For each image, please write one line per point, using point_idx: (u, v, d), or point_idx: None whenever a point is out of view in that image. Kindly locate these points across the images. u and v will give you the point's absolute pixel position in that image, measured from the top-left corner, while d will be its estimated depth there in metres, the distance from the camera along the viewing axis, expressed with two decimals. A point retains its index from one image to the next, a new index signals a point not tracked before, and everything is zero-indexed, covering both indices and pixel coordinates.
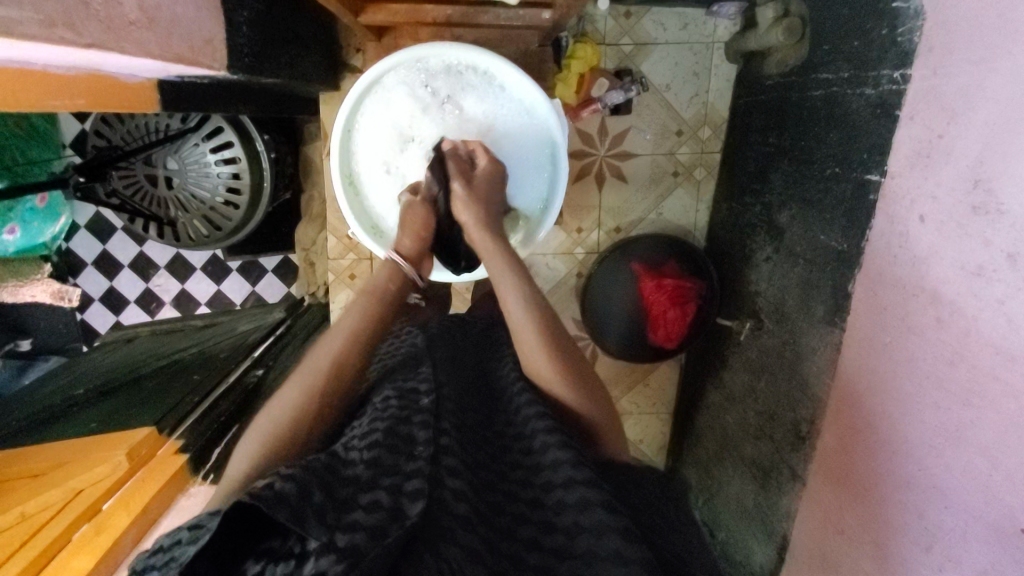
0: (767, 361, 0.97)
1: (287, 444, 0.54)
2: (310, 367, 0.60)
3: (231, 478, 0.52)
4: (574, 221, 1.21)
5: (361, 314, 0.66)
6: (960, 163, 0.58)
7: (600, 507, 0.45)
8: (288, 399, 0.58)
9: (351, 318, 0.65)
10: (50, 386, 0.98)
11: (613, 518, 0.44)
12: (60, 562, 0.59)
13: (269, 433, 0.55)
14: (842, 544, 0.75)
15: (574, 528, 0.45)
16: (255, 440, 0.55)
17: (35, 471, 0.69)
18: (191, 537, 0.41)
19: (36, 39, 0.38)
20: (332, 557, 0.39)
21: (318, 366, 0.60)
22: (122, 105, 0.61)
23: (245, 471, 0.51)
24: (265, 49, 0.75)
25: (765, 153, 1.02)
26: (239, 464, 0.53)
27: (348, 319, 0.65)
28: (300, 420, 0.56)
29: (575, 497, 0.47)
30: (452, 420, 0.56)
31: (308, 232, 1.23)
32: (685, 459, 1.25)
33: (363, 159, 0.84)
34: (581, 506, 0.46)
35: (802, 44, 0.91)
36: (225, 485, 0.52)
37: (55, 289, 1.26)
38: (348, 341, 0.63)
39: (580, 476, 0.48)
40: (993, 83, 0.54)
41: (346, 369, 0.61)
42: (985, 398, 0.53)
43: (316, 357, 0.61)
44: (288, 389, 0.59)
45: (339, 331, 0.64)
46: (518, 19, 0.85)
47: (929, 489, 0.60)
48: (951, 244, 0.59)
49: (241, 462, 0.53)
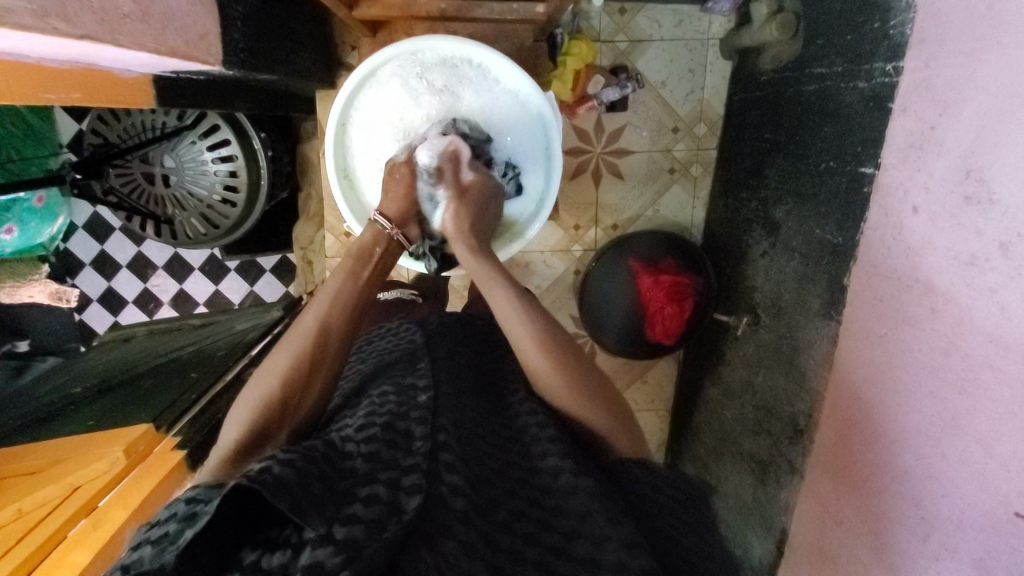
0: (764, 355, 0.97)
1: (276, 416, 0.56)
2: (291, 340, 0.61)
3: (225, 449, 0.54)
4: (571, 218, 1.21)
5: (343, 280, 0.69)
6: (952, 155, 0.58)
7: (603, 515, 0.46)
8: (272, 372, 0.59)
9: (333, 290, 0.67)
10: (47, 386, 0.98)
11: (615, 529, 0.45)
12: (57, 557, 0.58)
13: (257, 406, 0.56)
14: (842, 537, 0.75)
15: (574, 531, 0.46)
16: (246, 408, 0.57)
17: (32, 468, 0.69)
18: (185, 517, 0.42)
19: (29, 29, 0.38)
20: (330, 549, 0.39)
21: (300, 338, 0.61)
22: (115, 99, 0.62)
23: (235, 445, 0.54)
24: (260, 44, 0.76)
25: (760, 148, 1.02)
26: (231, 433, 0.56)
27: (332, 287, 0.68)
28: (286, 390, 0.57)
29: (579, 505, 0.48)
30: (450, 417, 0.54)
31: (306, 231, 1.24)
32: (684, 455, 1.25)
33: (360, 153, 0.85)
34: (582, 514, 0.47)
35: (796, 40, 0.92)
36: (217, 455, 0.54)
37: (54, 290, 1.28)
38: (338, 325, 0.64)
39: (583, 484, 0.49)
40: (981, 74, 0.55)
41: (331, 343, 0.63)
42: (979, 386, 0.53)
43: (298, 327, 0.63)
44: (277, 357, 0.60)
45: (323, 297, 0.66)
46: (512, 13, 0.86)
47: (926, 479, 0.60)
48: (945, 234, 0.59)
49: (232, 434, 0.55)
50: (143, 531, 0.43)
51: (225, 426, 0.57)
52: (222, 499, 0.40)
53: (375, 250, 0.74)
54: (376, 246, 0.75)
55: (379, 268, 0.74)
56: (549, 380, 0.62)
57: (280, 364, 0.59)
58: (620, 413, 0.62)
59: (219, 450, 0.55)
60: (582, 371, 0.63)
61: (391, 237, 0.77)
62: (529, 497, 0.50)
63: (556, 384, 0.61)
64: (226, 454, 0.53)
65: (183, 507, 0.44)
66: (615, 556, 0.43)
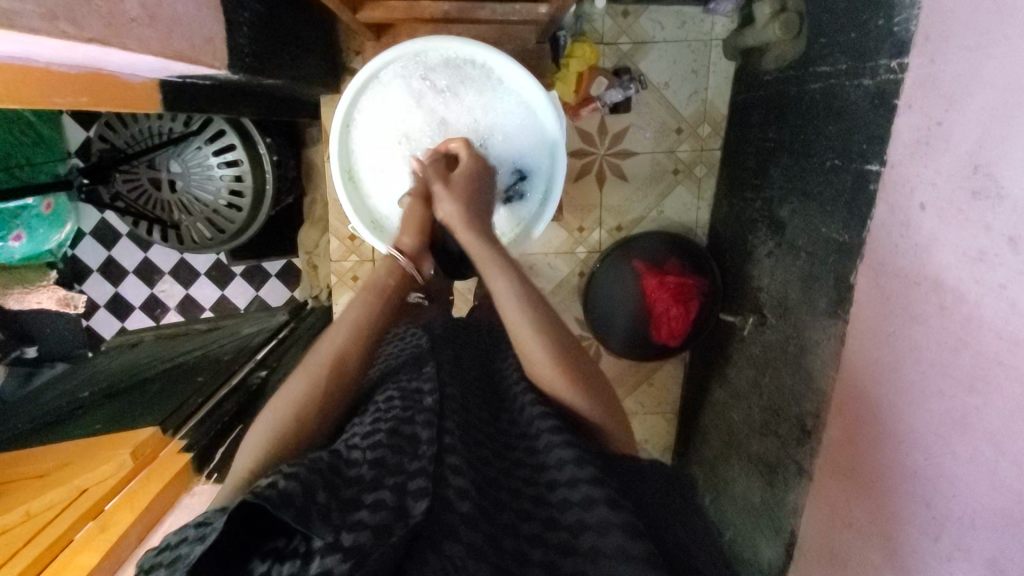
0: (770, 355, 0.97)
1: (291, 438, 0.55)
2: (308, 367, 0.61)
3: (239, 473, 0.53)
4: (575, 220, 1.21)
5: (360, 312, 0.67)
6: (959, 149, 0.58)
7: (604, 504, 0.45)
8: (290, 397, 0.58)
9: (353, 317, 0.66)
10: (55, 391, 0.99)
11: (616, 515, 0.44)
12: (61, 562, 0.58)
13: (277, 427, 0.56)
14: (852, 538, 0.74)
15: (579, 526, 0.45)
16: (260, 434, 0.56)
17: (39, 472, 0.69)
18: (196, 537, 0.42)
19: (38, 32, 0.39)
20: (338, 556, 0.39)
21: (319, 360, 0.61)
22: (122, 104, 0.62)
23: (251, 466, 0.52)
24: (266, 49, 0.76)
25: (765, 147, 1.02)
26: (246, 458, 0.54)
27: (349, 316, 0.67)
28: (299, 415, 0.57)
29: (579, 494, 0.47)
30: (456, 419, 0.55)
31: (312, 236, 1.25)
32: (691, 459, 1.25)
33: (363, 154, 0.85)
34: (586, 503, 0.46)
35: (800, 39, 0.92)
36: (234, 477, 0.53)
37: (62, 296, 1.24)
38: (350, 341, 0.64)
39: (584, 474, 0.48)
40: (989, 68, 0.54)
41: (347, 362, 0.62)
42: (990, 383, 0.53)
43: (316, 354, 0.62)
44: (293, 381, 0.61)
45: (342, 328, 0.65)
46: (514, 13, 0.86)
47: (936, 478, 0.59)
48: (951, 230, 0.59)
49: (248, 456, 0.54)
50: (154, 554, 0.43)
51: (241, 448, 0.56)
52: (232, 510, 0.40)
53: (390, 285, 0.71)
54: (392, 278, 0.72)
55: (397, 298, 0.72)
56: (529, 349, 0.61)
57: (298, 390, 0.59)
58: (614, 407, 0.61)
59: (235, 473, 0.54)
60: (559, 343, 0.61)
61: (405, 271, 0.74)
62: (533, 497, 0.50)
63: (541, 356, 0.61)
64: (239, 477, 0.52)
65: (192, 530, 0.44)
66: (615, 541, 0.43)
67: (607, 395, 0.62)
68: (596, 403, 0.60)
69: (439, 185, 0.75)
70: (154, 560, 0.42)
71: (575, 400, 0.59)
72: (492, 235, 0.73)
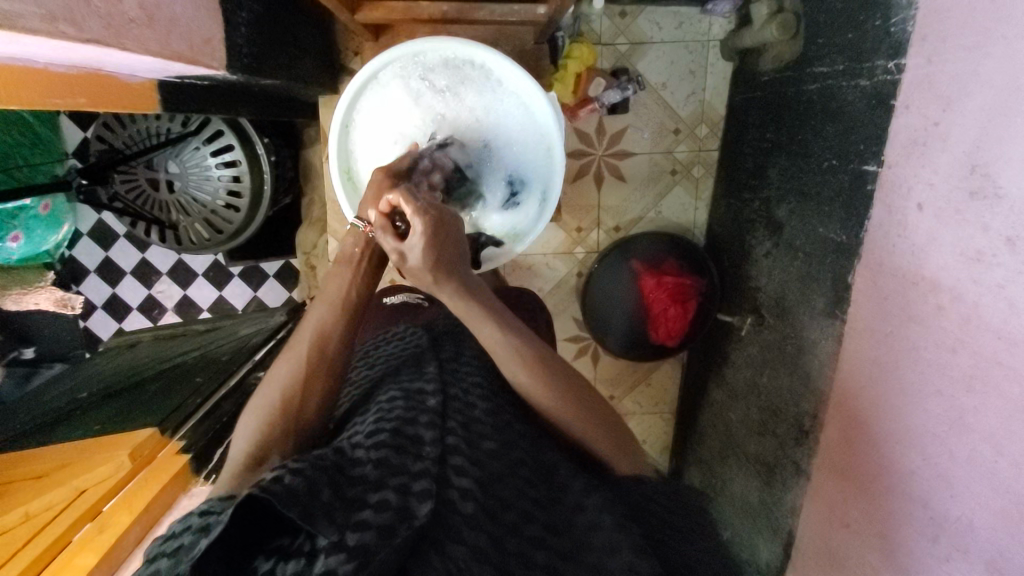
0: (768, 355, 0.97)
1: (281, 420, 0.56)
2: (294, 350, 0.61)
3: (237, 460, 0.55)
4: (573, 220, 1.22)
5: (338, 291, 0.66)
6: (957, 150, 0.58)
7: (612, 525, 0.48)
8: (279, 377, 0.59)
9: (334, 299, 0.66)
10: (53, 391, 0.99)
11: (624, 536, 0.47)
12: (60, 563, 0.58)
13: (269, 413, 0.57)
14: (849, 538, 0.74)
15: (585, 544, 0.47)
16: (256, 416, 0.57)
17: (38, 473, 0.69)
18: (200, 527, 0.42)
19: (37, 32, 0.39)
20: (342, 556, 0.39)
21: (304, 343, 0.61)
22: (121, 104, 0.62)
23: (250, 450, 0.55)
24: (264, 49, 0.76)
25: (763, 148, 1.02)
26: (242, 440, 0.56)
27: (328, 297, 0.66)
28: (288, 399, 0.58)
29: (587, 518, 0.49)
30: (458, 419, 0.55)
31: (310, 237, 1.24)
32: (690, 459, 1.25)
33: (362, 154, 0.85)
34: (592, 526, 0.48)
35: (798, 40, 0.92)
36: (233, 461, 0.55)
37: (59, 297, 1.26)
38: (333, 322, 0.64)
39: (595, 501, 0.51)
40: (987, 69, 0.55)
41: (330, 343, 0.62)
42: (988, 383, 0.53)
43: (299, 338, 0.62)
44: (281, 363, 0.61)
45: (322, 309, 0.65)
46: (513, 14, 0.87)
47: (934, 478, 0.60)
48: (949, 230, 0.59)
49: (245, 440, 0.56)
50: (159, 542, 0.43)
51: (238, 431, 0.58)
52: (236, 508, 0.40)
53: (356, 252, 0.70)
54: (357, 248, 0.70)
55: (371, 272, 0.69)
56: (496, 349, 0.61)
57: (286, 374, 0.59)
58: (608, 417, 0.62)
59: (234, 457, 0.56)
60: (539, 351, 0.61)
61: (369, 237, 0.69)
62: (535, 499, 0.50)
63: (527, 375, 0.60)
64: (238, 464, 0.54)
65: (197, 519, 0.44)
66: (624, 560, 0.45)
67: (601, 406, 0.62)
68: (578, 407, 0.60)
69: (395, 255, 0.61)
70: (158, 550, 0.42)
71: (563, 415, 0.60)
72: (468, 298, 0.62)
